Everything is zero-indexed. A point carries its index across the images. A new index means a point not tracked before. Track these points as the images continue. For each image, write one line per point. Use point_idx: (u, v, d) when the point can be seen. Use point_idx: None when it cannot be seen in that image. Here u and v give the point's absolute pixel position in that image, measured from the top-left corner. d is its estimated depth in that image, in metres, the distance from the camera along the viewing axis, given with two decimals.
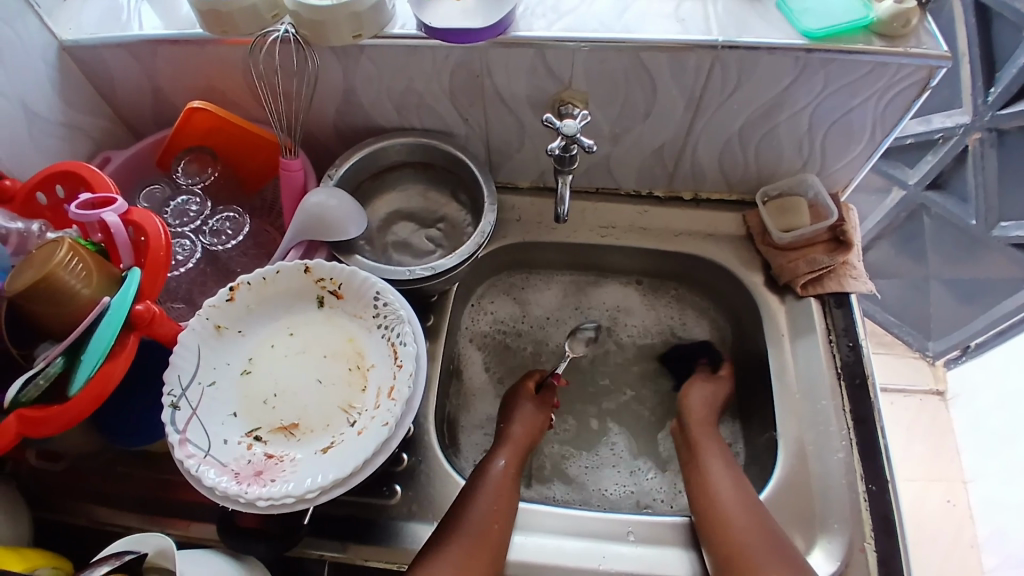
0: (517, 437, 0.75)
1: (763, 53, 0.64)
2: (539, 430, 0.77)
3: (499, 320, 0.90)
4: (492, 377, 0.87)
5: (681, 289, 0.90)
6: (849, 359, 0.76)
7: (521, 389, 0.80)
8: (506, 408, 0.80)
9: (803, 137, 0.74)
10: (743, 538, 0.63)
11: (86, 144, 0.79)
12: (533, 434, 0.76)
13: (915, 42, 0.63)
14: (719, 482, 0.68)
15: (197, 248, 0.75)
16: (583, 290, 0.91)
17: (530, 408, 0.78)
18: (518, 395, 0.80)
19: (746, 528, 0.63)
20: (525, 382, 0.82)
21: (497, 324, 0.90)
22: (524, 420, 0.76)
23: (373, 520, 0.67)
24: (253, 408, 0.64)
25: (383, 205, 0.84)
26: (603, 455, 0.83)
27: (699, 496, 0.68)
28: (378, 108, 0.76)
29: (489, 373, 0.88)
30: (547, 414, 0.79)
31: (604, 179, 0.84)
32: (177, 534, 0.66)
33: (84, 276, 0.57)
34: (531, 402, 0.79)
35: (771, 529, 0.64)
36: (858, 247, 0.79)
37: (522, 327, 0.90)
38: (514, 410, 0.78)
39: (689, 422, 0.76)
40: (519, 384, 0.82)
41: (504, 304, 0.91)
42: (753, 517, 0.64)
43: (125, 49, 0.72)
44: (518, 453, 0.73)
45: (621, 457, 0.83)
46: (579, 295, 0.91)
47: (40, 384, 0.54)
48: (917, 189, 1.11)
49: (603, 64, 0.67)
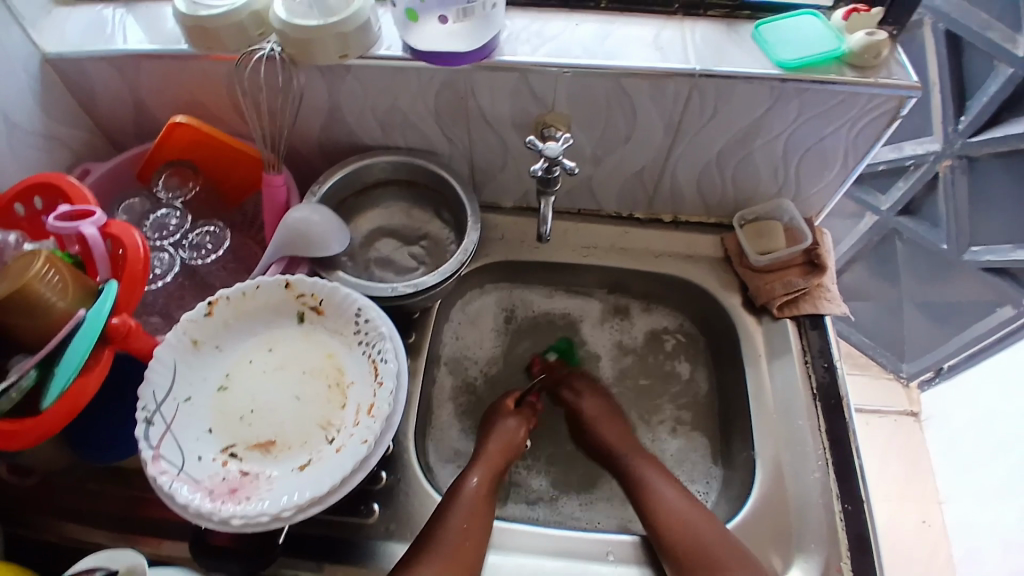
0: (493, 455, 0.74)
1: (739, 81, 0.65)
2: (517, 447, 0.77)
3: (478, 348, 0.89)
4: (463, 407, 0.86)
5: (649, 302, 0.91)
6: (824, 379, 0.77)
7: (501, 406, 0.81)
8: (484, 425, 0.80)
9: (777, 163, 0.76)
10: (682, 517, 0.68)
11: (66, 156, 0.78)
12: (509, 451, 0.76)
13: (886, 73, 0.65)
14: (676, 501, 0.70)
15: (175, 261, 0.75)
16: (544, 303, 0.92)
17: (511, 424, 0.78)
18: (498, 413, 0.80)
19: (680, 505, 0.69)
20: (506, 400, 0.82)
21: (464, 349, 0.89)
22: (501, 437, 0.77)
23: (350, 540, 0.66)
24: (228, 424, 0.63)
25: (365, 222, 0.84)
26: (600, 492, 0.81)
27: (651, 514, 0.70)
28: (363, 126, 0.77)
29: (463, 402, 0.86)
30: (524, 429, 0.79)
31: (586, 200, 0.86)
32: (149, 552, 0.65)
33: (60, 289, 0.56)
34: (513, 417, 0.79)
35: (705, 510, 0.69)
36: (831, 270, 0.80)
37: (501, 355, 0.90)
38: (493, 428, 0.78)
39: (612, 441, 0.78)
40: (498, 402, 0.82)
41: (470, 329, 0.90)
42: (689, 502, 0.70)
43: (108, 62, 0.71)
44: (492, 469, 0.73)
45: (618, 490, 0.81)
46: (557, 324, 0.92)
47: (12, 398, 0.52)
48: (890, 214, 1.14)
49: (586, 89, 0.68)
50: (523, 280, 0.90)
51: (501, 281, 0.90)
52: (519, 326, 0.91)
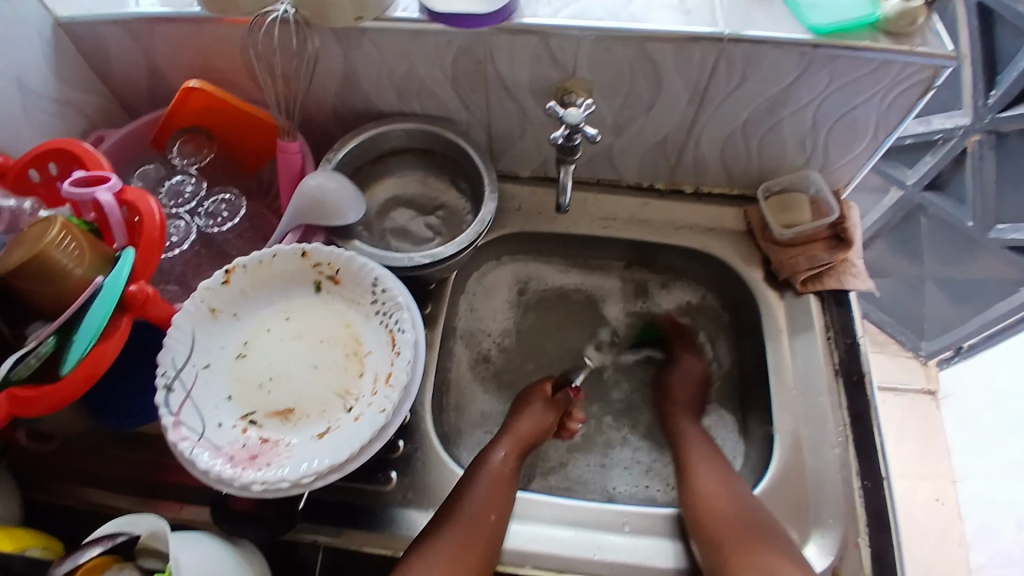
0: (521, 432, 0.75)
1: (769, 47, 0.63)
2: (545, 432, 0.76)
3: (494, 320, 0.89)
4: (478, 380, 0.86)
5: (668, 277, 0.90)
6: (846, 356, 0.76)
7: (536, 392, 0.80)
8: (517, 404, 0.80)
9: (806, 134, 0.74)
10: (702, 484, 0.70)
11: (80, 122, 0.78)
12: (539, 433, 0.76)
13: (921, 41, 0.62)
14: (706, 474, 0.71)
15: (191, 229, 0.74)
16: (564, 277, 0.91)
17: (540, 408, 0.77)
18: (532, 396, 0.79)
19: (708, 473, 0.71)
20: (543, 385, 0.81)
21: (481, 322, 0.88)
22: (532, 418, 0.76)
23: (368, 506, 0.67)
24: (248, 392, 0.63)
25: (381, 191, 0.83)
26: (617, 458, 0.82)
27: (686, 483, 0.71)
28: (379, 93, 0.75)
29: (478, 374, 0.86)
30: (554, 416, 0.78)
31: (605, 170, 0.84)
32: (170, 516, 0.65)
33: (78, 256, 0.56)
34: (543, 402, 0.78)
35: (730, 476, 0.70)
36: (858, 245, 0.79)
37: (517, 327, 0.90)
38: (525, 408, 0.78)
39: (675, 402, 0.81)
40: (536, 384, 0.82)
41: (486, 302, 0.89)
42: (717, 471, 0.71)
43: (121, 26, 0.70)
44: (518, 445, 0.73)
45: (638, 461, 0.81)
46: (574, 297, 0.91)
47: (31, 363, 0.53)
48: (915, 189, 1.11)
49: (608, 54, 0.66)
50: (543, 253, 0.89)
51: (523, 254, 0.89)
52: (537, 300, 0.91)
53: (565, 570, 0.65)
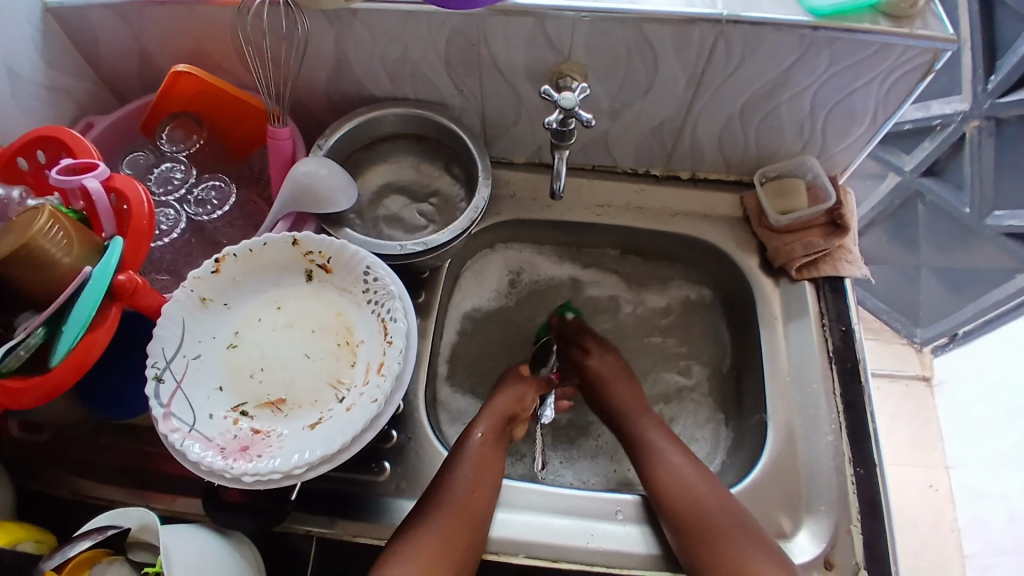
0: (497, 409, 0.74)
1: (768, 29, 0.62)
2: (522, 408, 0.77)
3: (487, 308, 0.88)
4: (469, 369, 0.86)
5: (659, 262, 0.89)
6: (840, 343, 0.75)
7: (511, 372, 0.80)
8: (495, 387, 0.80)
9: (804, 118, 0.73)
10: (671, 474, 0.69)
11: (70, 109, 0.77)
12: (514, 408, 0.76)
13: (921, 24, 0.61)
14: (684, 470, 0.69)
15: (181, 217, 0.73)
16: (554, 263, 0.90)
17: (514, 386, 0.78)
18: (507, 376, 0.80)
19: (678, 463, 0.70)
20: (519, 366, 0.82)
21: (473, 309, 0.88)
22: (506, 395, 0.76)
23: (362, 495, 0.67)
24: (239, 382, 0.62)
25: (373, 177, 0.82)
26: (585, 448, 0.83)
27: (650, 473, 0.70)
28: (371, 76, 0.74)
29: (469, 364, 0.86)
30: (531, 393, 0.78)
31: (601, 157, 0.83)
32: (162, 508, 0.65)
33: (65, 245, 0.55)
34: (518, 380, 0.79)
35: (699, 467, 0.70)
36: (854, 231, 0.78)
37: (508, 314, 0.89)
38: (500, 388, 0.78)
39: (624, 400, 0.79)
40: (511, 368, 0.82)
41: (477, 289, 0.88)
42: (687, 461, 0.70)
43: (110, 9, 0.69)
44: (497, 421, 0.73)
45: (603, 448, 0.83)
46: (565, 284, 0.91)
47: (20, 355, 0.52)
48: (913, 176, 1.10)
49: (605, 36, 0.65)
50: (536, 239, 0.88)
51: (517, 240, 0.89)
52: (524, 287, 0.90)
53: (559, 558, 0.65)
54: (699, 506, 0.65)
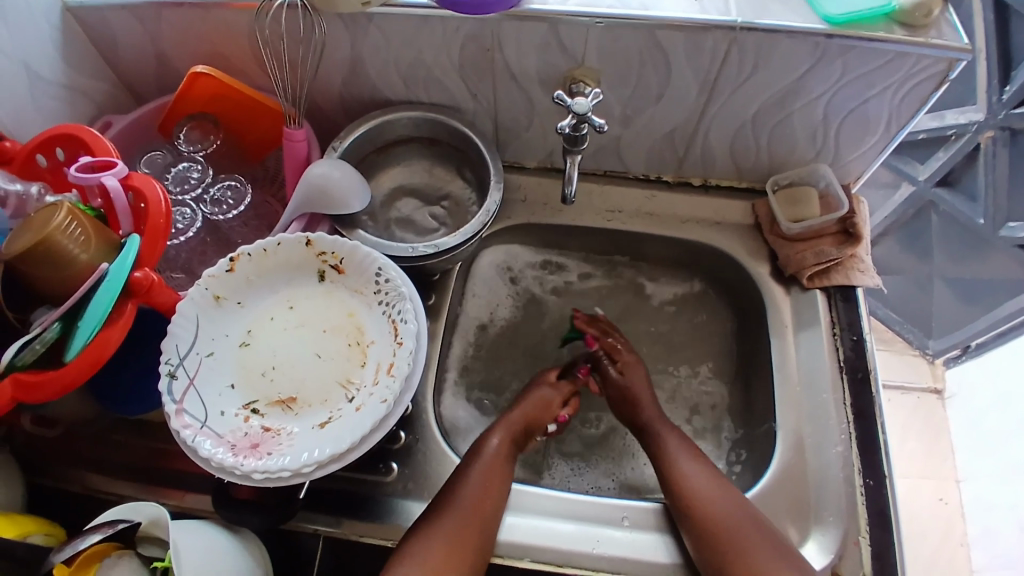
0: (513, 419, 0.74)
1: (782, 36, 0.62)
2: (539, 424, 0.76)
3: (513, 311, 0.89)
4: (489, 372, 0.85)
5: (688, 271, 0.88)
6: (851, 353, 0.75)
7: (541, 377, 0.80)
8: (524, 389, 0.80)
9: (816, 128, 0.73)
10: (693, 486, 0.67)
11: (88, 109, 0.78)
12: (534, 418, 0.75)
13: (936, 33, 0.61)
14: (697, 480, 0.68)
15: (197, 216, 0.74)
16: (586, 270, 0.90)
17: (545, 395, 0.77)
18: (536, 384, 0.79)
19: (697, 472, 0.69)
20: (547, 372, 0.81)
21: (500, 313, 0.88)
22: (533, 403, 0.76)
23: (369, 496, 0.67)
24: (250, 379, 0.63)
25: (386, 180, 0.83)
26: (618, 448, 0.82)
27: (670, 482, 0.69)
28: (385, 79, 0.75)
29: (488, 369, 0.85)
30: (557, 407, 0.78)
31: (612, 162, 0.83)
32: (172, 503, 0.66)
33: (83, 242, 0.56)
34: (548, 386, 0.78)
35: (717, 476, 0.69)
36: (867, 241, 0.78)
37: (529, 328, 0.88)
38: (528, 394, 0.77)
39: (648, 417, 0.76)
40: (542, 373, 0.81)
41: (508, 292, 0.89)
42: (705, 472, 0.69)
43: (129, 11, 0.70)
44: (512, 432, 0.73)
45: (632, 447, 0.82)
46: (594, 295, 0.90)
47: (36, 349, 0.53)
48: (926, 185, 1.10)
49: (618, 42, 0.65)
50: (564, 246, 0.89)
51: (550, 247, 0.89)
52: (556, 293, 0.90)
53: (565, 563, 0.65)
54: (724, 516, 0.64)
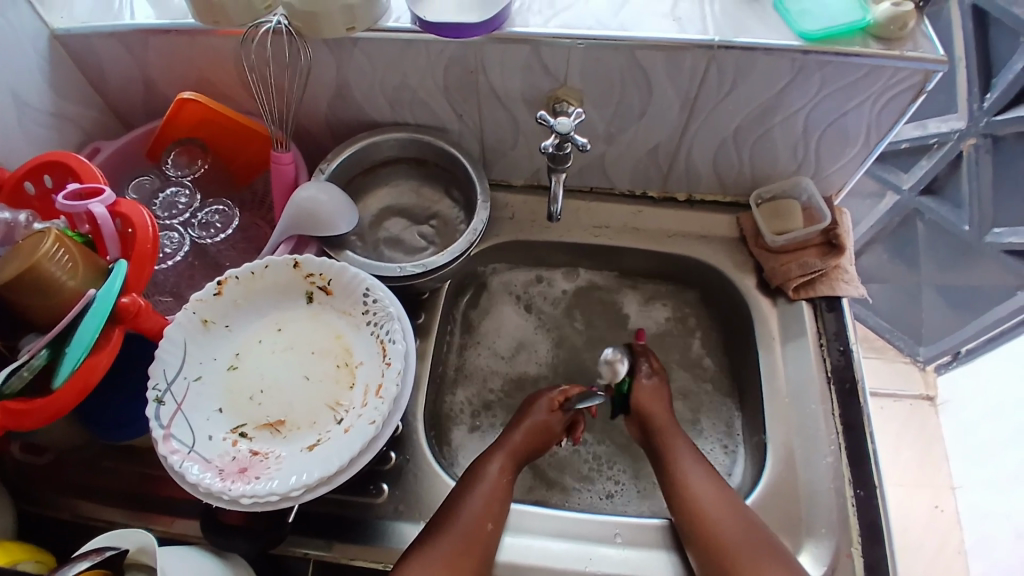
0: (515, 443, 0.72)
1: (760, 54, 0.63)
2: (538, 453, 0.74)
3: (509, 328, 0.88)
4: (487, 389, 0.85)
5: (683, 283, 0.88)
6: (839, 363, 0.76)
7: (546, 402, 0.75)
8: (523, 407, 0.76)
9: (798, 141, 0.74)
10: (700, 500, 0.66)
11: (76, 135, 0.78)
12: (532, 446, 0.73)
13: (912, 46, 0.62)
14: (703, 494, 0.66)
15: (185, 240, 0.74)
16: (581, 285, 0.90)
17: (542, 425, 0.74)
18: (535, 409, 0.75)
19: (700, 484, 0.68)
20: (552, 396, 0.76)
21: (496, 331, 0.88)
22: (529, 430, 0.73)
23: (359, 519, 0.67)
24: (238, 403, 0.63)
25: (374, 201, 0.83)
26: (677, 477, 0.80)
27: (676, 495, 0.68)
28: (372, 102, 0.75)
29: (485, 387, 0.85)
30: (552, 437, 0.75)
31: (598, 179, 0.84)
32: (160, 530, 0.66)
33: (70, 268, 0.56)
34: (546, 414, 0.74)
35: (724, 488, 0.67)
36: (850, 251, 0.78)
37: (530, 347, 0.88)
38: (527, 421, 0.74)
39: (659, 423, 0.74)
40: (546, 394, 0.76)
41: (505, 310, 0.89)
42: (710, 484, 0.67)
43: (117, 38, 0.71)
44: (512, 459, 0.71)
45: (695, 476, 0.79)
46: (591, 309, 0.89)
47: (23, 375, 0.52)
48: (911, 194, 1.11)
49: (600, 63, 0.66)
50: (556, 262, 0.89)
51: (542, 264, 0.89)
52: (552, 308, 0.90)
53: None
54: (727, 532, 0.64)
